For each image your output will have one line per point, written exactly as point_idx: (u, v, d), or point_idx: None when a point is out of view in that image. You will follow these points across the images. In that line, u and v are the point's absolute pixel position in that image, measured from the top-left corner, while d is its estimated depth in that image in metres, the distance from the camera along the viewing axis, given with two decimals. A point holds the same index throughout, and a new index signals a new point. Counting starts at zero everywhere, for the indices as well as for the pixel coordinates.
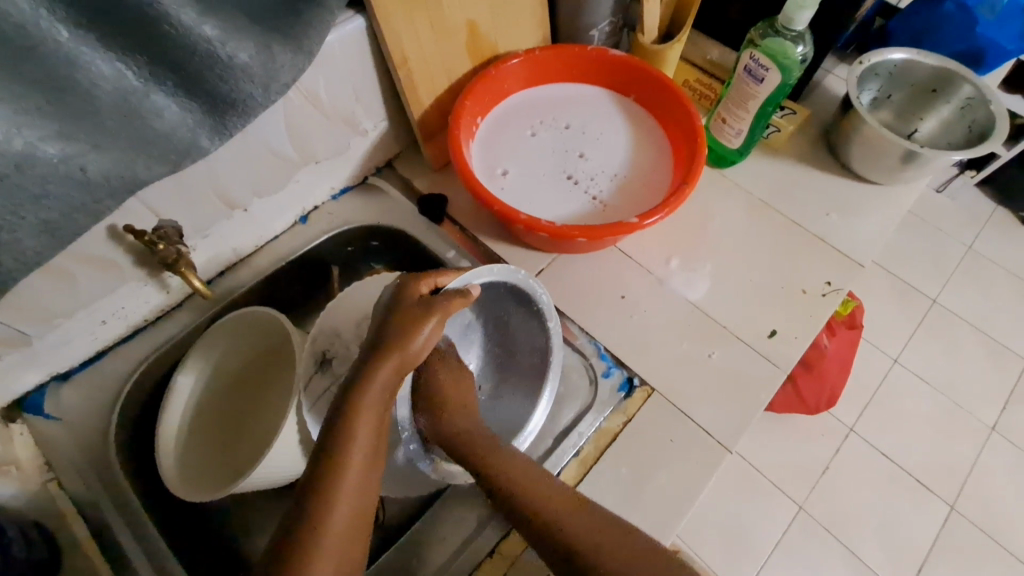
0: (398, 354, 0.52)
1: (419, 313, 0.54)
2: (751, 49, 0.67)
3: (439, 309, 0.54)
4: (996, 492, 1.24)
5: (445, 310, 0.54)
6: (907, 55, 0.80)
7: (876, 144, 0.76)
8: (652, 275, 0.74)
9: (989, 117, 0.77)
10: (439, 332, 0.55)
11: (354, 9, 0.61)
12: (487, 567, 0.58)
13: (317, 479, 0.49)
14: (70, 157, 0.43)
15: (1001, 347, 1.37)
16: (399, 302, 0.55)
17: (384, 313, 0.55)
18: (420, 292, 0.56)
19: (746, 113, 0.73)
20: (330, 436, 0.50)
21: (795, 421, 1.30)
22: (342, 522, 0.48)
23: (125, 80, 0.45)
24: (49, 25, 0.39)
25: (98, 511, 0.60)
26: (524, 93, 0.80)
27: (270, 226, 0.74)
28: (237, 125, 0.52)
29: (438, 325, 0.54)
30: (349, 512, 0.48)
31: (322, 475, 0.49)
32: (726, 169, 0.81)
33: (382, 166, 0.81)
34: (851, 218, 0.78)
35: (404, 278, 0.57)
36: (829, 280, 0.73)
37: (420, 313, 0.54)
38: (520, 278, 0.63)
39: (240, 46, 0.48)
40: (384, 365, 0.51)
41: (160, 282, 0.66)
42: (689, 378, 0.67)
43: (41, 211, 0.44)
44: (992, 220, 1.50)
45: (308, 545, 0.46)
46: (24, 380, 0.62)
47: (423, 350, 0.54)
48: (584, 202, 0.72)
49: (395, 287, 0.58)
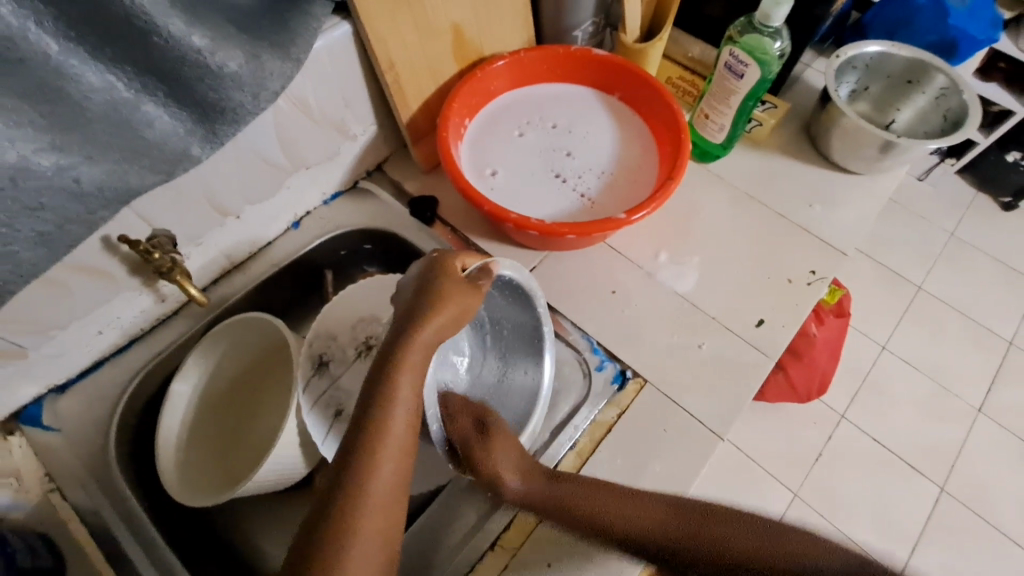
0: (430, 334, 0.53)
1: (452, 296, 0.55)
2: (730, 46, 0.69)
3: (473, 292, 0.56)
4: (985, 472, 1.27)
5: (479, 293, 0.57)
6: (882, 47, 0.82)
7: (854, 135, 0.77)
8: (641, 269, 0.75)
9: (963, 107, 0.80)
10: (471, 311, 0.56)
11: (340, 15, 0.62)
12: (489, 560, 0.59)
13: (338, 472, 0.48)
14: (64, 168, 0.44)
15: (985, 329, 1.40)
16: (433, 278, 0.56)
17: (417, 295, 0.56)
18: (455, 274, 0.57)
19: (728, 108, 0.74)
20: (354, 433, 0.50)
21: (787, 410, 1.32)
22: (375, 514, 0.47)
23: (116, 92, 0.45)
24: (39, 38, 0.39)
25: (99, 520, 0.60)
26: (510, 94, 0.81)
27: (262, 233, 0.74)
28: (228, 133, 0.53)
29: (470, 304, 0.56)
30: (379, 521, 0.47)
31: (345, 477, 0.48)
32: (710, 164, 0.83)
33: (372, 170, 0.82)
34: (833, 208, 0.80)
35: (438, 253, 0.59)
36: (813, 269, 0.75)
37: (454, 295, 0.55)
38: (526, 278, 0.63)
39: (228, 56, 0.49)
40: (419, 340, 0.53)
41: (155, 291, 0.66)
42: (680, 368, 0.69)
43: (36, 222, 0.44)
44: (973, 206, 1.54)
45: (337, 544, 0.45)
46: (20, 393, 0.62)
47: (454, 327, 0.56)
48: (572, 199, 0.73)
49: (427, 267, 0.58)
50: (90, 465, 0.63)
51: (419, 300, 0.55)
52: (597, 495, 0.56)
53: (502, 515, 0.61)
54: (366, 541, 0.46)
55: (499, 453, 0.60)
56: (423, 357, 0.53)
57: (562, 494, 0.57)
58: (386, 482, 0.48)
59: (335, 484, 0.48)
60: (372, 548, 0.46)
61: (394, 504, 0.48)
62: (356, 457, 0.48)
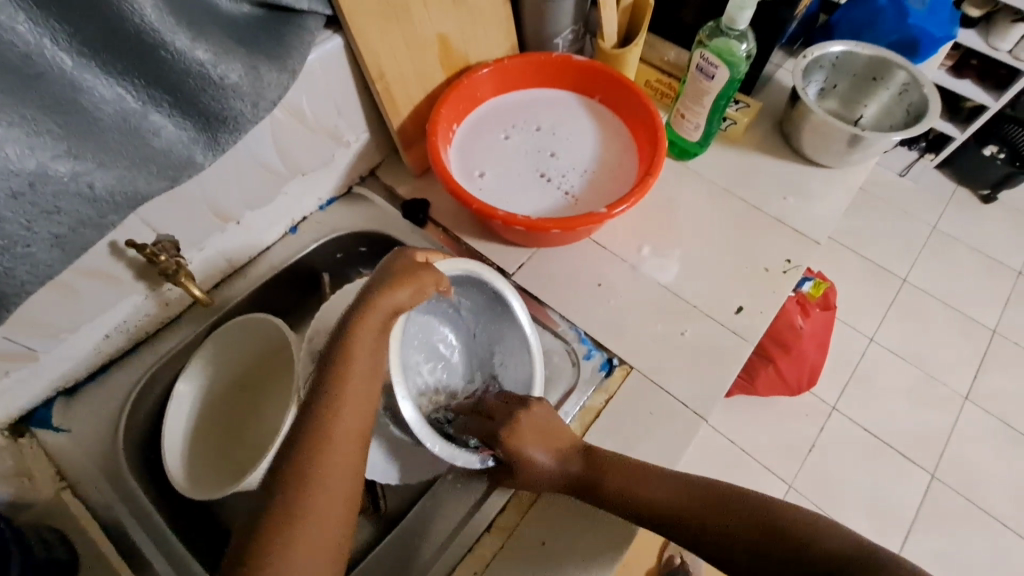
0: (383, 309, 0.58)
1: (400, 280, 0.60)
2: (700, 50, 0.73)
3: (425, 273, 0.61)
4: (973, 455, 1.30)
5: (425, 277, 0.61)
6: (845, 47, 0.87)
7: (823, 130, 0.81)
8: (625, 263, 0.79)
9: (924, 101, 0.84)
10: (426, 292, 0.61)
11: (332, 28, 0.66)
12: (486, 541, 0.62)
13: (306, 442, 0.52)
14: (78, 174, 0.47)
15: (969, 319, 1.44)
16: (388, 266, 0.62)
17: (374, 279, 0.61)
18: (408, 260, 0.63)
19: (701, 108, 0.78)
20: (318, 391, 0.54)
21: (779, 402, 1.35)
22: (334, 470, 0.51)
23: (125, 103, 0.48)
24: (55, 54, 0.43)
25: (108, 516, 0.62)
26: (495, 100, 0.85)
27: (261, 238, 0.78)
28: (229, 140, 0.56)
29: (422, 285, 0.60)
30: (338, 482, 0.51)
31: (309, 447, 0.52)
32: (689, 161, 0.87)
33: (366, 176, 0.86)
34: (806, 201, 0.84)
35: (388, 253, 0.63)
36: (789, 258, 0.79)
37: (406, 276, 0.60)
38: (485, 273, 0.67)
39: (229, 68, 0.53)
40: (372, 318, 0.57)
41: (160, 294, 0.69)
42: (666, 354, 0.72)
43: (53, 226, 0.47)
44: (954, 199, 1.59)
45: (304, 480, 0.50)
46: (31, 395, 0.64)
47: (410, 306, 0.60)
48: (557, 197, 0.77)
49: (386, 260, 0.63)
50: (98, 462, 0.65)
51: (375, 284, 0.60)
52: (623, 470, 0.58)
53: (495, 500, 0.64)
54: (329, 476, 0.51)
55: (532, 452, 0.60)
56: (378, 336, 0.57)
57: (602, 459, 0.60)
58: (349, 447, 0.53)
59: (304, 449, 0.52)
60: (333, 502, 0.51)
61: (355, 447, 0.53)
62: (324, 423, 0.53)
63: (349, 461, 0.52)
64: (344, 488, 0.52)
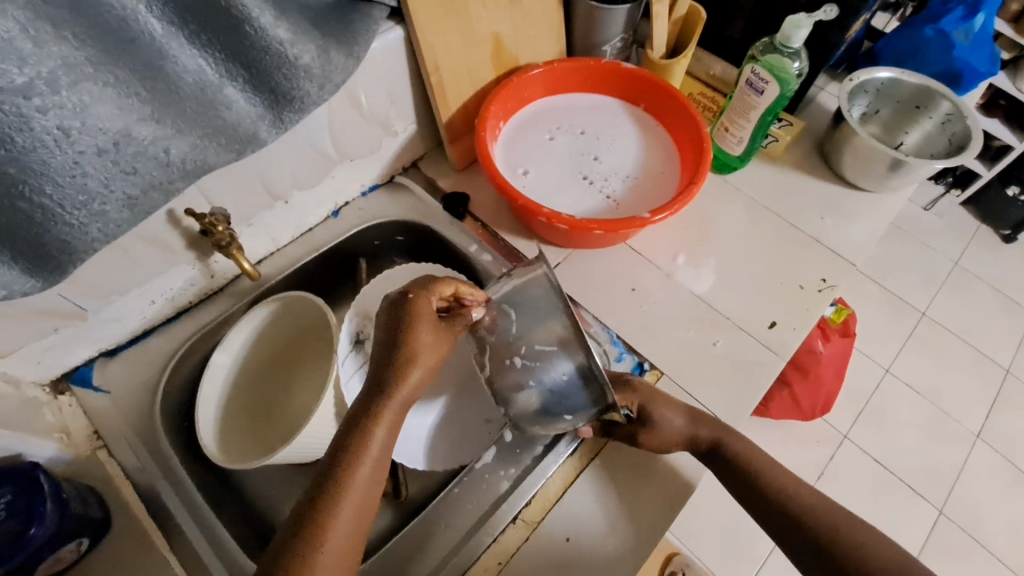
0: (404, 391, 0.54)
1: (426, 341, 0.55)
2: (752, 64, 0.74)
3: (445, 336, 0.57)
4: (984, 497, 1.29)
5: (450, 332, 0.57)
6: (892, 74, 0.88)
7: (866, 153, 0.82)
8: (660, 270, 0.79)
9: (967, 132, 0.85)
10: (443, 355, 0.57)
11: (394, 20, 0.68)
12: (510, 532, 0.63)
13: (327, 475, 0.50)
14: (157, 139, 0.49)
15: (986, 358, 1.43)
16: (403, 320, 0.55)
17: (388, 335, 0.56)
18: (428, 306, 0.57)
19: (747, 122, 0.79)
20: (353, 416, 0.53)
21: (791, 426, 1.34)
22: (349, 508, 0.49)
23: (205, 74, 0.50)
24: (146, 19, 0.44)
25: (142, 478, 0.64)
26: (543, 101, 0.86)
27: (305, 219, 0.79)
28: (294, 120, 0.57)
29: (442, 347, 0.57)
30: (347, 528, 0.49)
31: (331, 478, 0.50)
32: (727, 175, 0.88)
33: (408, 166, 0.87)
34: (843, 222, 0.84)
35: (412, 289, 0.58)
36: (824, 277, 0.79)
37: (428, 342, 0.55)
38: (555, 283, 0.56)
39: (304, 49, 0.54)
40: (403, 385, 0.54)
41: (206, 266, 0.71)
42: (697, 363, 0.73)
43: (127, 186, 0.49)
44: (977, 237, 1.59)
45: (331, 492, 0.49)
46: (75, 354, 0.66)
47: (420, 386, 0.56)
48: (598, 200, 0.78)
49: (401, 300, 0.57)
50: (135, 425, 0.67)
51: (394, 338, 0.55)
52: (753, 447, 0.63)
53: (522, 492, 0.64)
54: (335, 539, 0.48)
55: (667, 412, 0.62)
56: (400, 404, 0.54)
57: (732, 447, 0.62)
58: (365, 489, 0.50)
59: (325, 478, 0.50)
60: (344, 539, 0.48)
61: (367, 505, 0.50)
62: (346, 456, 0.51)
63: (363, 507, 0.50)
64: (352, 540, 0.49)
